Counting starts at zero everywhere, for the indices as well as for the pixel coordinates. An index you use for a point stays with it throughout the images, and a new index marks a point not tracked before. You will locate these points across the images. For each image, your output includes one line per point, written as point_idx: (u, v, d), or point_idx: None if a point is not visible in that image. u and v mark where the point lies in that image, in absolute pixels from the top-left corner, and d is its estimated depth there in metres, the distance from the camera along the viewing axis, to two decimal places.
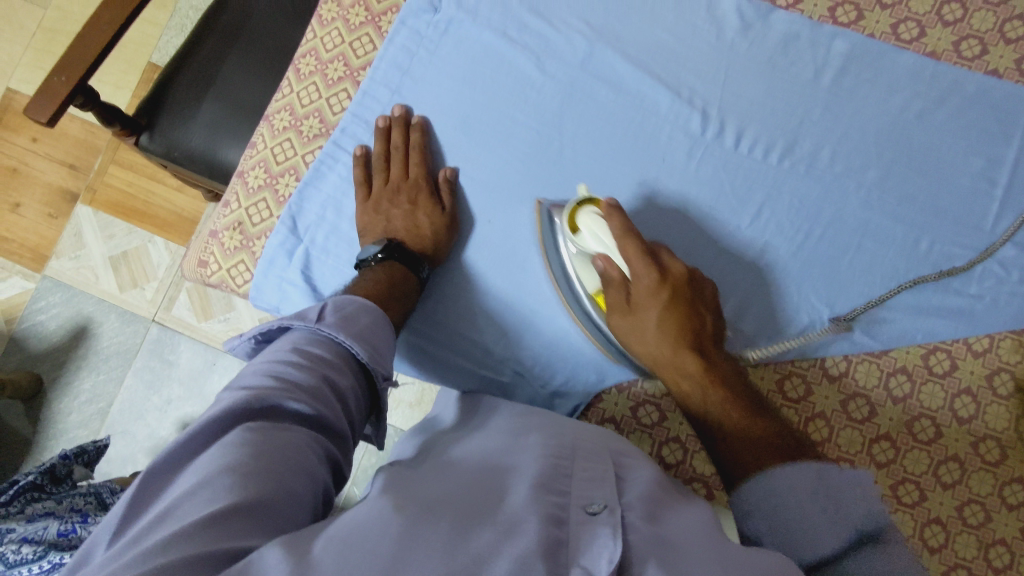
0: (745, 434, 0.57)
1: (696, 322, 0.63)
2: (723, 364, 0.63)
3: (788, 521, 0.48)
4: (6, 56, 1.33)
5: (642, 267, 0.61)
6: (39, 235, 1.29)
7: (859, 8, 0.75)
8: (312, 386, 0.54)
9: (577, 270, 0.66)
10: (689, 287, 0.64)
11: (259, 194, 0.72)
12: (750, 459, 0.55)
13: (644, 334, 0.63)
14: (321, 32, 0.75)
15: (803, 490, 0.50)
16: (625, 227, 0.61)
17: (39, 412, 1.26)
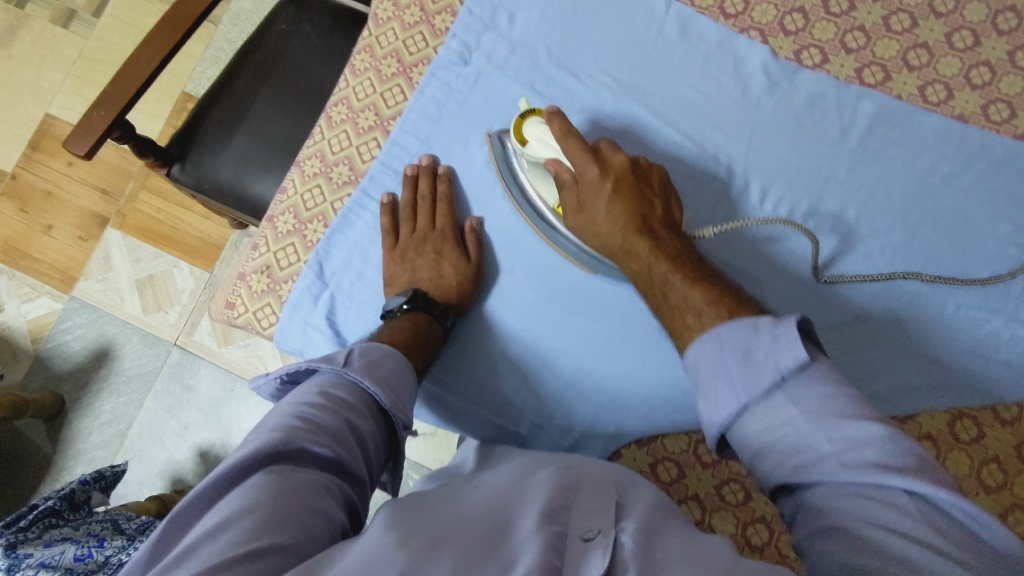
0: (689, 297, 0.56)
1: (645, 203, 0.63)
2: (679, 241, 0.61)
3: (714, 373, 0.48)
4: (47, 83, 1.37)
5: (582, 160, 0.63)
6: (68, 257, 1.32)
7: (886, 70, 0.75)
8: (334, 429, 0.53)
9: (535, 186, 0.69)
10: (634, 175, 0.64)
11: (288, 238, 0.73)
12: (693, 321, 0.54)
13: (598, 226, 0.63)
14: (353, 81, 0.77)
15: (732, 353, 0.48)
16: (565, 128, 0.64)
17: (59, 431, 1.28)
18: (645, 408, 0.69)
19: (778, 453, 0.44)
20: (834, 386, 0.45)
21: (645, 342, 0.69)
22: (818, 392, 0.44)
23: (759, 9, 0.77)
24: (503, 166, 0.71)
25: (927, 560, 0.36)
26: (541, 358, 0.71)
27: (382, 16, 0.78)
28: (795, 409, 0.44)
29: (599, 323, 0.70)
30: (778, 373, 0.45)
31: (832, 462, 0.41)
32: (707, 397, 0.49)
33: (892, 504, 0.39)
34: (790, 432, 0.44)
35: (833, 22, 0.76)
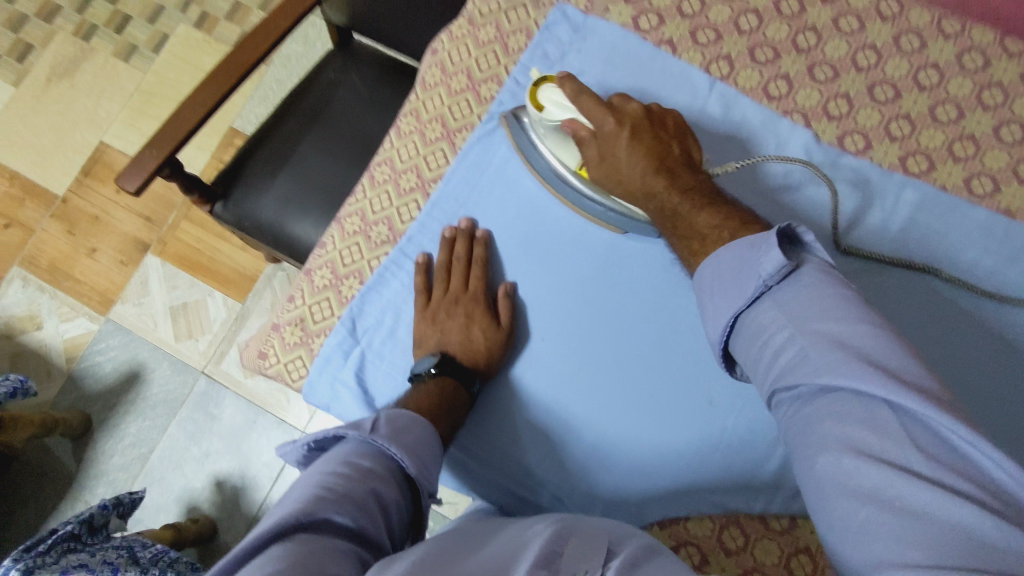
0: (698, 223, 0.60)
1: (662, 146, 0.64)
2: (697, 178, 0.63)
3: (725, 293, 0.53)
4: (105, 113, 1.44)
5: (597, 112, 0.65)
6: (109, 280, 1.36)
7: (931, 159, 0.74)
8: (357, 498, 0.52)
9: (553, 151, 0.71)
10: (649, 121, 0.65)
11: (323, 292, 0.75)
12: (699, 247, 0.59)
13: (620, 173, 0.65)
14: (398, 143, 0.79)
15: (727, 272, 0.53)
16: (577, 88, 0.66)
17: (84, 450, 1.29)
18: (669, 490, 0.68)
19: (771, 358, 0.48)
20: (825, 292, 0.47)
21: (672, 421, 0.68)
22: (804, 292, 0.48)
23: (803, 93, 0.76)
24: (521, 138, 0.73)
25: (887, 472, 0.39)
26: (563, 429, 0.69)
27: (430, 81, 0.80)
28: (783, 318, 0.48)
29: (619, 300, 0.71)
30: (763, 283, 0.50)
31: (817, 359, 0.45)
32: (706, 311, 0.55)
33: (867, 416, 0.41)
34: (778, 343, 0.48)
35: (877, 109, 0.75)
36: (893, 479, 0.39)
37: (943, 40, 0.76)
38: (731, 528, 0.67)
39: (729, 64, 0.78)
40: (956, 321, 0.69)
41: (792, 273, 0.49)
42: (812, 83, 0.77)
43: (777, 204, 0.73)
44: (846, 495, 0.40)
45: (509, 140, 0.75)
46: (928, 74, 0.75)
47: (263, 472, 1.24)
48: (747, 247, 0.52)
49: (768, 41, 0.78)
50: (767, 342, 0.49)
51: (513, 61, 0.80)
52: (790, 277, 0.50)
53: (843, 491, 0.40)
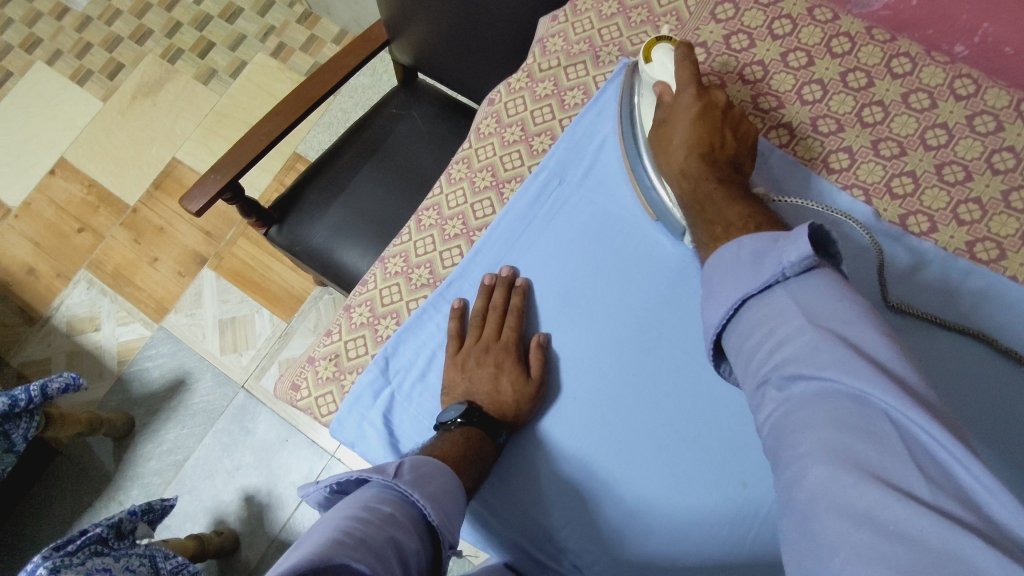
0: (726, 214, 0.59)
1: (716, 135, 0.64)
2: (737, 179, 0.63)
3: (732, 269, 0.50)
4: (180, 130, 1.52)
5: (686, 80, 0.65)
6: (166, 289, 1.42)
7: (1002, 247, 0.69)
8: (376, 545, 0.49)
9: (641, 108, 0.72)
10: (724, 113, 0.65)
11: (360, 330, 0.76)
12: (720, 232, 0.58)
13: (671, 147, 0.65)
14: (448, 189, 0.80)
15: (746, 256, 0.49)
16: (686, 54, 0.67)
17: (124, 450, 1.33)
18: (690, 565, 0.63)
19: (772, 353, 0.44)
20: (842, 298, 0.44)
21: (706, 494, 0.64)
22: (820, 290, 0.45)
23: (865, 168, 0.74)
24: (625, 99, 0.75)
25: (883, 491, 0.34)
26: (587, 491, 0.66)
27: (485, 131, 0.82)
28: (792, 311, 0.45)
29: (659, 323, 0.70)
30: (780, 269, 0.46)
31: (822, 358, 0.41)
32: (711, 287, 0.51)
33: (869, 428, 0.37)
34: (784, 337, 0.44)
35: (945, 190, 0.72)
36: (888, 500, 0.34)
37: None
38: None
39: (789, 133, 0.77)
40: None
41: (813, 269, 0.45)
42: (875, 158, 0.74)
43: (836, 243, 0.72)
44: (834, 511, 0.35)
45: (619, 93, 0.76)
46: (1004, 157, 0.71)
47: (288, 492, 1.25)
48: (771, 237, 0.48)
49: (832, 113, 0.76)
50: (771, 335, 0.45)
51: (569, 116, 0.80)
52: (809, 272, 0.46)
53: (832, 508, 0.35)
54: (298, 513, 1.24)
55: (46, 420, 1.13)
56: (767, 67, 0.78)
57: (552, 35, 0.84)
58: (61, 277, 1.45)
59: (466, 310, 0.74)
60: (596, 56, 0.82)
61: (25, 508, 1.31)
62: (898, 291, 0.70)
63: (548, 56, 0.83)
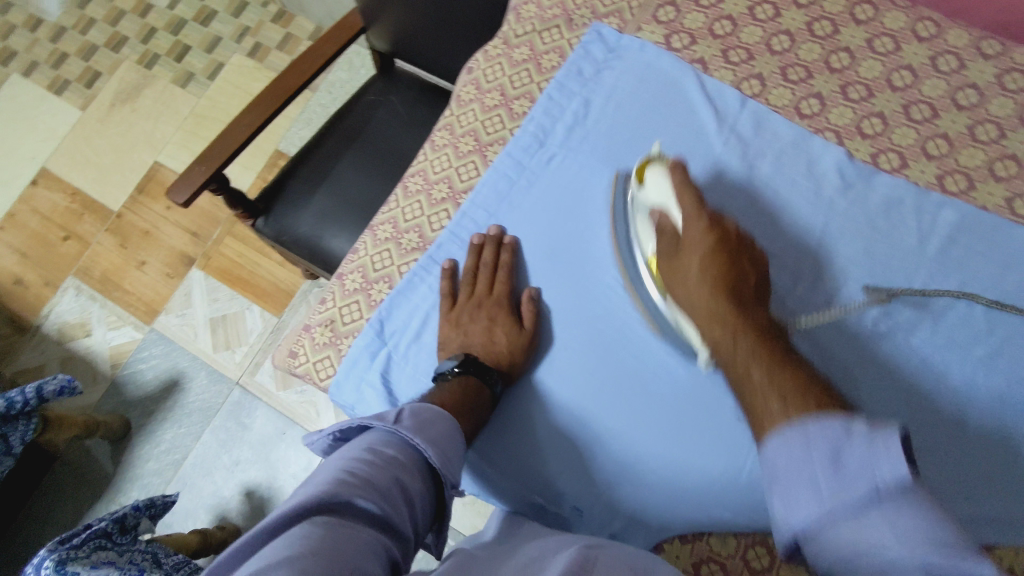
0: (775, 383, 0.51)
1: (737, 273, 0.60)
2: (765, 320, 0.58)
3: (801, 473, 0.45)
4: (160, 134, 1.53)
5: (692, 212, 0.64)
6: (155, 291, 1.42)
7: (970, 178, 0.72)
8: (381, 485, 0.50)
9: (638, 230, 0.69)
10: (739, 246, 0.62)
11: (354, 296, 0.77)
12: (776, 408, 0.50)
13: (687, 284, 0.62)
14: (432, 155, 0.82)
15: (821, 458, 0.44)
16: (684, 179, 0.65)
17: (122, 453, 1.33)
18: (694, 522, 0.64)
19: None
20: (940, 520, 0.39)
21: (700, 430, 0.65)
22: (917, 512, 0.40)
23: (835, 112, 0.76)
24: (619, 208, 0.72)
25: None
26: (584, 443, 0.68)
27: (465, 98, 0.83)
28: (888, 540, 0.40)
29: None
30: (873, 487, 0.41)
31: None
32: (789, 502, 0.45)
33: None
34: (875, 560, 0.40)
35: (913, 128, 0.75)
36: None
37: (983, 60, 0.75)
38: (757, 547, 0.64)
39: (760, 83, 0.78)
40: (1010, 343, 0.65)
41: (908, 485, 0.41)
42: (845, 102, 0.77)
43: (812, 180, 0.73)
44: None
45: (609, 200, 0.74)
46: (967, 94, 0.75)
47: (289, 484, 1.25)
48: (848, 433, 0.44)
49: (800, 61, 0.79)
50: (861, 559, 0.40)
51: (547, 78, 0.82)
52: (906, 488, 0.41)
53: None
54: None
55: (43, 423, 1.12)
56: (736, 22, 0.81)
57: (525, 2, 0.86)
58: (50, 286, 1.45)
59: (456, 271, 0.75)
60: (569, 20, 0.84)
61: (25, 516, 1.30)
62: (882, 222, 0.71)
63: (523, 23, 0.85)
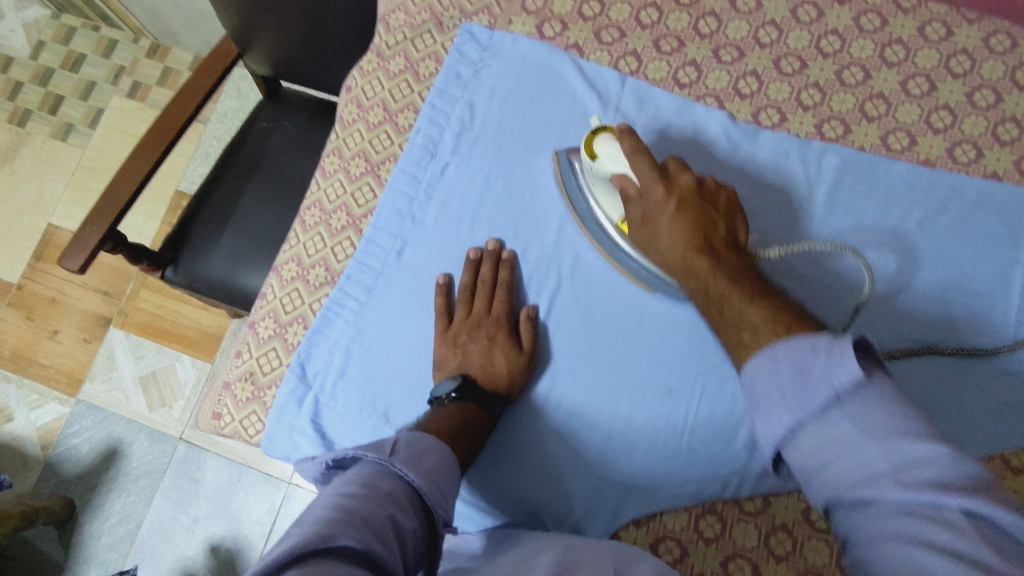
0: (750, 314, 0.51)
1: (707, 222, 0.60)
2: (744, 262, 0.58)
3: (765, 396, 0.44)
4: (49, 195, 1.44)
5: (649, 179, 0.62)
6: (75, 360, 1.35)
7: (846, 123, 0.76)
8: (374, 525, 0.45)
9: (599, 199, 0.69)
10: (700, 196, 0.62)
11: (270, 343, 0.75)
12: (750, 338, 0.50)
13: (661, 242, 0.62)
14: (324, 183, 0.79)
15: (787, 374, 0.43)
16: (635, 143, 0.63)
17: (70, 535, 1.26)
18: (646, 498, 0.67)
19: (833, 474, 0.39)
20: (905, 415, 0.39)
21: (637, 403, 0.68)
22: (879, 410, 0.39)
23: (712, 76, 0.78)
24: (574, 185, 0.72)
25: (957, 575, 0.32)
26: (533, 447, 0.68)
27: (348, 118, 0.81)
28: (852, 423, 0.39)
29: (559, 266, 0.73)
30: (831, 390, 0.40)
31: (885, 479, 0.37)
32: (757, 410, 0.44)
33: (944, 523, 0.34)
34: (844, 458, 0.39)
35: (786, 81, 0.77)
36: None
37: (839, 6, 0.79)
38: (707, 516, 0.66)
39: (636, 60, 0.79)
40: (909, 275, 0.70)
41: (868, 385, 0.40)
42: (719, 65, 0.78)
43: (701, 145, 0.75)
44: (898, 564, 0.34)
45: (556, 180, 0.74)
46: (830, 41, 0.78)
47: (255, 530, 1.22)
48: (810, 350, 0.42)
49: (671, 31, 0.80)
50: None
51: (427, 86, 0.81)
52: (865, 391, 0.40)
53: None
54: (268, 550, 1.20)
55: None
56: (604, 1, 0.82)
57: (392, 11, 0.84)
58: None
59: (451, 286, 0.73)
60: (439, 23, 0.83)
61: None
62: (773, 177, 0.73)
63: (394, 32, 0.83)
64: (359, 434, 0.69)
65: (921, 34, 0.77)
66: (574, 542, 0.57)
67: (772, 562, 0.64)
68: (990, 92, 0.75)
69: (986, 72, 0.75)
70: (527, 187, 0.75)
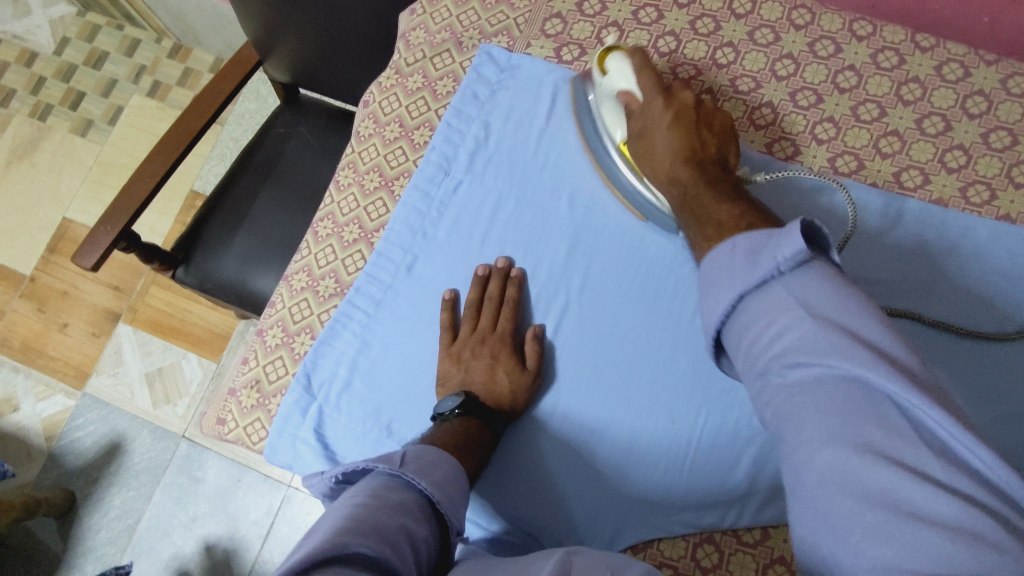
0: (720, 207, 0.56)
1: (695, 137, 0.64)
2: (727, 175, 0.61)
3: (719, 271, 0.49)
4: (65, 189, 1.46)
5: (650, 93, 0.67)
6: (83, 353, 1.36)
7: (859, 159, 0.76)
8: (387, 533, 0.46)
9: (605, 115, 0.72)
10: (698, 112, 0.65)
11: (276, 351, 0.75)
12: (714, 231, 0.55)
13: (655, 156, 0.65)
14: (338, 196, 0.80)
15: (742, 255, 0.47)
16: (644, 61, 0.68)
17: (70, 527, 1.27)
18: (646, 524, 0.67)
19: (772, 346, 0.43)
20: (839, 290, 0.43)
21: (640, 426, 0.68)
22: (817, 285, 0.43)
23: (728, 105, 0.78)
24: (582, 109, 0.75)
25: (873, 457, 0.36)
26: (535, 468, 0.68)
27: (364, 133, 0.82)
28: (791, 303, 0.43)
29: (567, 285, 0.73)
30: (776, 266, 0.44)
31: (818, 352, 0.40)
32: (707, 290, 0.50)
33: (866, 405, 0.38)
34: (783, 329, 0.43)
35: (801, 114, 0.78)
36: (889, 475, 0.35)
37: (857, 42, 0.79)
38: (704, 545, 0.66)
39: None
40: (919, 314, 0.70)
41: (807, 263, 0.44)
42: (735, 94, 0.79)
43: None
44: (821, 434, 0.38)
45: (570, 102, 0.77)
46: (847, 77, 0.78)
47: (252, 531, 1.22)
48: (766, 234, 0.46)
49: (688, 59, 0.80)
50: None
51: (443, 104, 0.82)
52: (804, 267, 0.44)
53: (843, 478, 0.36)
54: (264, 551, 1.20)
55: None
56: (622, 26, 0.82)
57: (413, 28, 0.85)
58: None
59: (458, 302, 0.73)
60: (458, 42, 0.84)
61: None
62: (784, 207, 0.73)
63: (413, 50, 0.84)
64: (361, 446, 0.69)
65: (939, 73, 0.77)
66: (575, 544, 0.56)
67: None
68: (1005, 134, 0.75)
69: (1002, 113, 0.75)
70: (539, 207, 0.76)
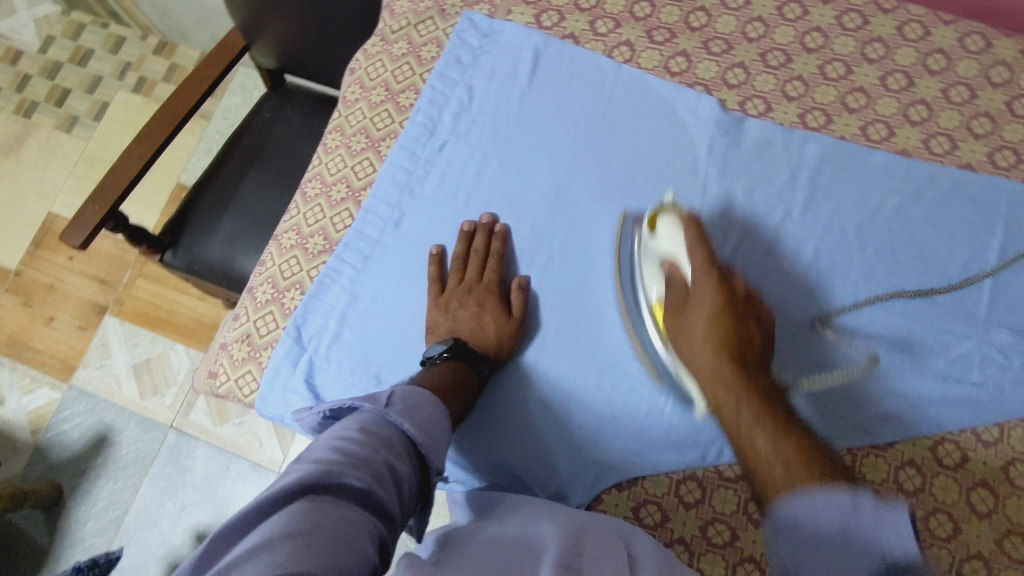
0: (778, 446, 0.51)
1: (741, 330, 0.60)
2: (774, 389, 0.57)
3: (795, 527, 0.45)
4: (51, 183, 1.46)
5: (701, 269, 0.63)
6: (69, 346, 1.36)
7: (827, 114, 0.79)
8: (374, 466, 0.47)
9: (645, 273, 0.69)
10: (748, 305, 0.62)
11: (267, 307, 0.77)
12: (779, 472, 0.49)
13: (693, 343, 0.61)
14: (326, 158, 0.82)
15: (832, 518, 0.44)
16: (697, 234, 0.64)
17: (56, 522, 1.25)
18: (628, 463, 0.68)
19: None
20: None
21: (623, 371, 0.70)
22: None
23: (701, 66, 0.82)
24: (625, 239, 0.73)
25: None
26: (521, 413, 0.70)
27: (351, 98, 0.85)
28: None
29: (550, 237, 0.75)
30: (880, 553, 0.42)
31: None
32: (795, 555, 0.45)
33: None
34: None
35: (771, 74, 0.81)
36: None
37: (822, 5, 0.83)
38: (688, 482, 0.67)
39: (629, 49, 0.83)
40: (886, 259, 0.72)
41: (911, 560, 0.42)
42: (708, 56, 0.82)
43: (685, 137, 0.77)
44: None
45: (615, 243, 0.74)
46: (814, 37, 0.82)
47: None
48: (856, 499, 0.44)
49: (663, 24, 0.84)
50: None
51: (428, 69, 0.84)
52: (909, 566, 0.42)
53: None
54: None
55: None
56: None
57: None
58: None
59: (445, 256, 0.75)
60: (441, 10, 0.87)
61: None
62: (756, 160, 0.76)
63: (398, 18, 0.87)
64: (351, 396, 0.70)
65: (900, 33, 0.81)
66: (573, 511, 0.57)
67: (751, 529, 0.65)
68: (964, 89, 0.79)
69: (961, 70, 0.79)
70: (522, 165, 0.78)
